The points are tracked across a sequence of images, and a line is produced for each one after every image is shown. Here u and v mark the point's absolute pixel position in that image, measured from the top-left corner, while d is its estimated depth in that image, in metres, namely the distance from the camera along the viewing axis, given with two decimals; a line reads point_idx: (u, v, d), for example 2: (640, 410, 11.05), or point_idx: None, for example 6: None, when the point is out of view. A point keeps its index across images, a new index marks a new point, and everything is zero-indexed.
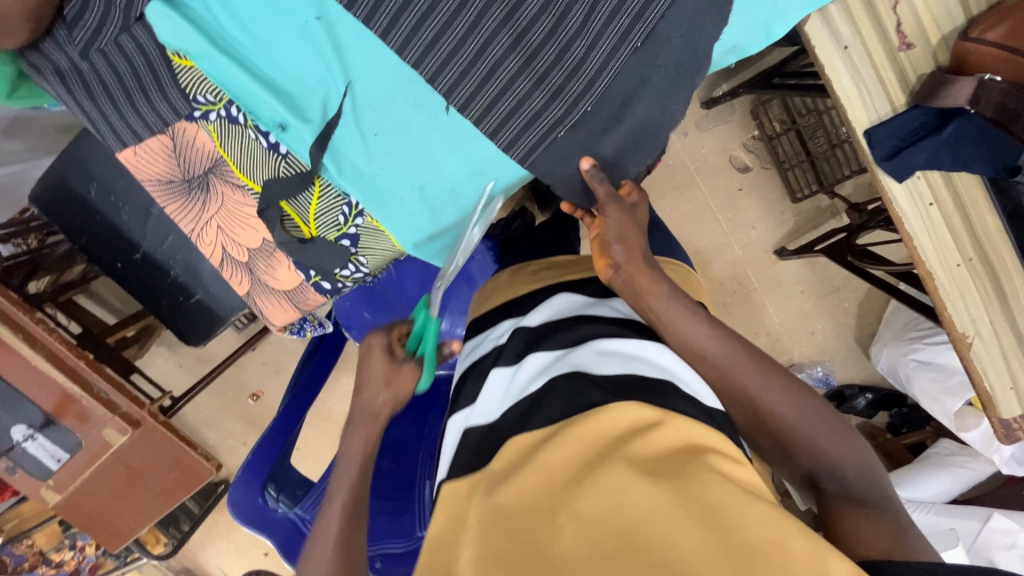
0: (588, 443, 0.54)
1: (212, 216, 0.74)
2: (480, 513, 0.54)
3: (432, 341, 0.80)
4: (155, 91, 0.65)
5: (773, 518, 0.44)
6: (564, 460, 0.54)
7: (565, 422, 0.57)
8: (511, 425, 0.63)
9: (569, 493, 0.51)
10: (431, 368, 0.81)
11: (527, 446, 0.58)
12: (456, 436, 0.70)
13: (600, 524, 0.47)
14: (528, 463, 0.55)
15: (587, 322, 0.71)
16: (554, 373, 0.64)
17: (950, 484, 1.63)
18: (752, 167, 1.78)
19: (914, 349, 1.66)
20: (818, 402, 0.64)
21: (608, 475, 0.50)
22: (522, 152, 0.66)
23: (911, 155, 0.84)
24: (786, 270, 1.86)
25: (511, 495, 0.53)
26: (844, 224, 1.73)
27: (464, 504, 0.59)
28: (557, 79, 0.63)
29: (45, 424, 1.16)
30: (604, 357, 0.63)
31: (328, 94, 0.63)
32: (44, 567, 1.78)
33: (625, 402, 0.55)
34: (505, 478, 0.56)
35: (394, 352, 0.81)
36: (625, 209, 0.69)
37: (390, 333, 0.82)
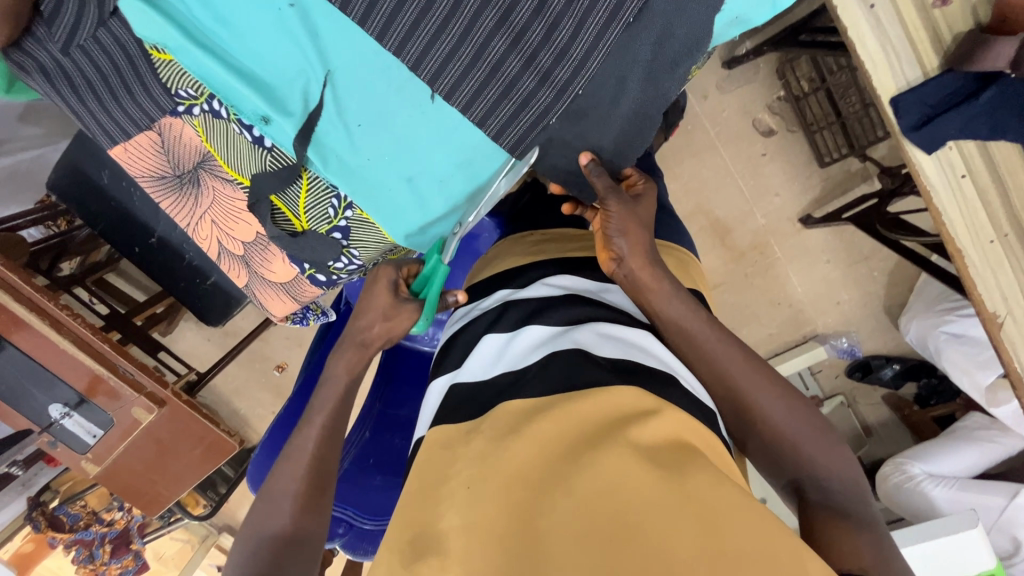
0: (591, 421, 0.55)
1: (205, 210, 0.77)
2: (471, 478, 0.54)
3: (437, 286, 0.73)
4: (137, 88, 0.64)
5: (761, 522, 0.46)
6: (562, 437, 0.54)
7: (567, 396, 0.57)
8: (498, 392, 0.64)
9: (566, 468, 0.51)
10: (430, 312, 0.73)
11: (522, 411, 0.58)
12: (439, 396, 0.71)
13: (595, 500, 0.47)
14: (520, 433, 0.55)
15: (584, 304, 0.70)
16: (555, 348, 0.64)
17: (976, 459, 1.58)
18: (777, 130, 1.68)
19: (946, 321, 1.57)
20: (810, 409, 0.63)
21: (608, 455, 0.50)
22: (511, 141, 0.64)
23: (942, 124, 0.78)
24: (811, 238, 1.77)
25: (504, 466, 0.53)
26: (876, 189, 1.63)
27: (444, 464, 0.58)
28: (547, 62, 0.59)
29: (79, 402, 1.24)
30: (605, 340, 0.64)
31: (308, 84, 0.61)
32: (97, 526, 1.86)
33: (627, 389, 0.56)
34: (501, 444, 0.55)
35: (399, 292, 0.72)
36: (628, 201, 0.68)
37: (398, 270, 0.73)
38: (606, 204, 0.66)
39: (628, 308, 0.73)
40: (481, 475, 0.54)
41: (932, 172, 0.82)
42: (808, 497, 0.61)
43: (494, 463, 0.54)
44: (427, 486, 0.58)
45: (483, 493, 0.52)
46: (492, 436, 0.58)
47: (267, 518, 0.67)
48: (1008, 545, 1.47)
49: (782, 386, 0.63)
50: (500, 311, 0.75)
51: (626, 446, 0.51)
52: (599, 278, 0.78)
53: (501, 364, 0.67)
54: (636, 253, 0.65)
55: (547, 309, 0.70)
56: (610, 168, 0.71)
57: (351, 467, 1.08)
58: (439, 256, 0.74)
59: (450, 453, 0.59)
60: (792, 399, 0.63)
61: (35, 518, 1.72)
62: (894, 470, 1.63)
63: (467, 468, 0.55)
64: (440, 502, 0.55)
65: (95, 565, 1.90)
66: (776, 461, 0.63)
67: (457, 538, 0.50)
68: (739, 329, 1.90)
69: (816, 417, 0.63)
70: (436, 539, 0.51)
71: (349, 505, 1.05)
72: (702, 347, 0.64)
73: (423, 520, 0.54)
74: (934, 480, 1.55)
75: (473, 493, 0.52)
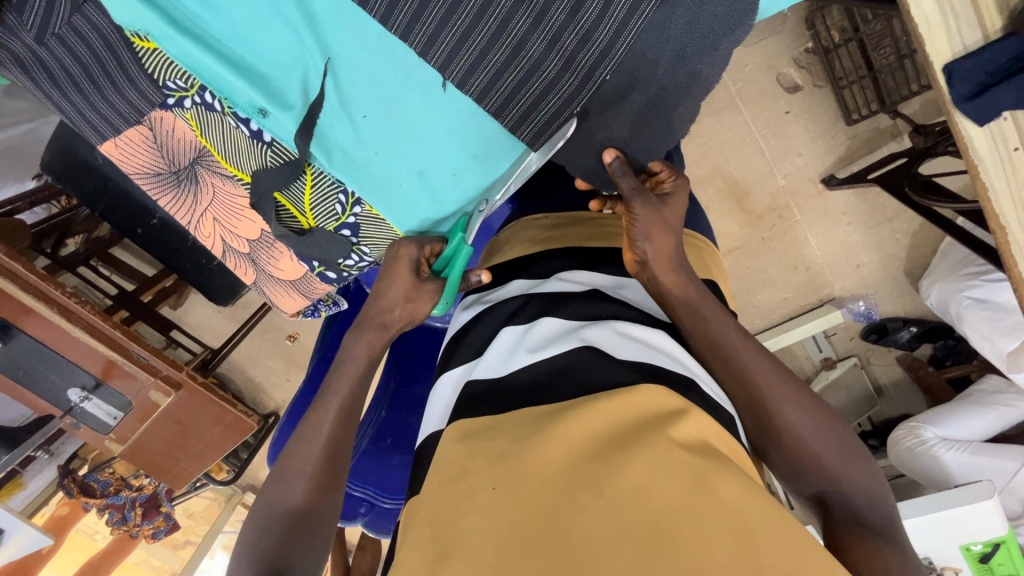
0: (617, 423, 0.52)
1: (206, 208, 0.73)
2: (492, 478, 0.51)
3: (461, 268, 0.67)
4: (122, 80, 0.59)
5: (791, 532, 0.44)
6: (591, 436, 0.51)
7: (591, 397, 0.54)
8: (516, 389, 0.59)
9: (596, 470, 0.48)
10: (452, 295, 0.68)
11: (544, 411, 0.55)
12: (449, 394, 0.66)
13: (626, 503, 0.45)
14: (550, 433, 0.51)
15: (602, 300, 0.67)
16: (565, 347, 0.60)
17: (992, 423, 1.57)
18: (802, 86, 1.58)
19: (970, 286, 1.53)
20: (837, 418, 0.61)
21: (641, 459, 0.47)
22: (529, 133, 0.60)
23: (998, 96, 0.72)
24: (833, 200, 1.70)
25: (530, 466, 0.50)
26: (907, 147, 1.54)
27: (460, 457, 0.55)
28: (570, 44, 0.53)
29: (97, 385, 1.24)
30: (625, 340, 0.60)
31: (307, 73, 0.56)
32: (127, 491, 1.84)
33: (654, 388, 0.53)
34: (520, 444, 0.52)
35: (420, 271, 0.66)
36: (653, 203, 0.64)
37: (421, 249, 0.66)
38: (630, 205, 0.63)
39: (648, 306, 0.69)
40: (502, 473, 0.51)
41: (984, 146, 0.78)
42: (831, 510, 0.58)
43: (517, 464, 0.50)
44: (443, 480, 0.55)
45: (505, 493, 0.49)
46: (514, 434, 0.54)
47: (278, 494, 0.61)
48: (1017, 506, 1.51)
49: (808, 395, 0.60)
50: (518, 303, 0.70)
51: (660, 448, 0.48)
52: (615, 271, 0.74)
53: (520, 354, 0.62)
54: (662, 262, 0.63)
55: (566, 301, 0.67)
56: (636, 165, 0.67)
57: (367, 447, 1.09)
58: (462, 235, 0.68)
59: (465, 446, 0.56)
60: (819, 409, 0.60)
61: (66, 485, 1.71)
62: (907, 434, 1.62)
63: (487, 465, 0.52)
64: (458, 497, 0.51)
65: (127, 528, 1.87)
66: (800, 474, 0.60)
67: (478, 536, 0.47)
68: (754, 293, 1.87)
69: (843, 428, 0.61)
70: (455, 537, 0.48)
71: (369, 486, 1.07)
72: (730, 354, 0.61)
73: (438, 516, 0.51)
74: (948, 444, 1.55)
75: (497, 495, 0.49)
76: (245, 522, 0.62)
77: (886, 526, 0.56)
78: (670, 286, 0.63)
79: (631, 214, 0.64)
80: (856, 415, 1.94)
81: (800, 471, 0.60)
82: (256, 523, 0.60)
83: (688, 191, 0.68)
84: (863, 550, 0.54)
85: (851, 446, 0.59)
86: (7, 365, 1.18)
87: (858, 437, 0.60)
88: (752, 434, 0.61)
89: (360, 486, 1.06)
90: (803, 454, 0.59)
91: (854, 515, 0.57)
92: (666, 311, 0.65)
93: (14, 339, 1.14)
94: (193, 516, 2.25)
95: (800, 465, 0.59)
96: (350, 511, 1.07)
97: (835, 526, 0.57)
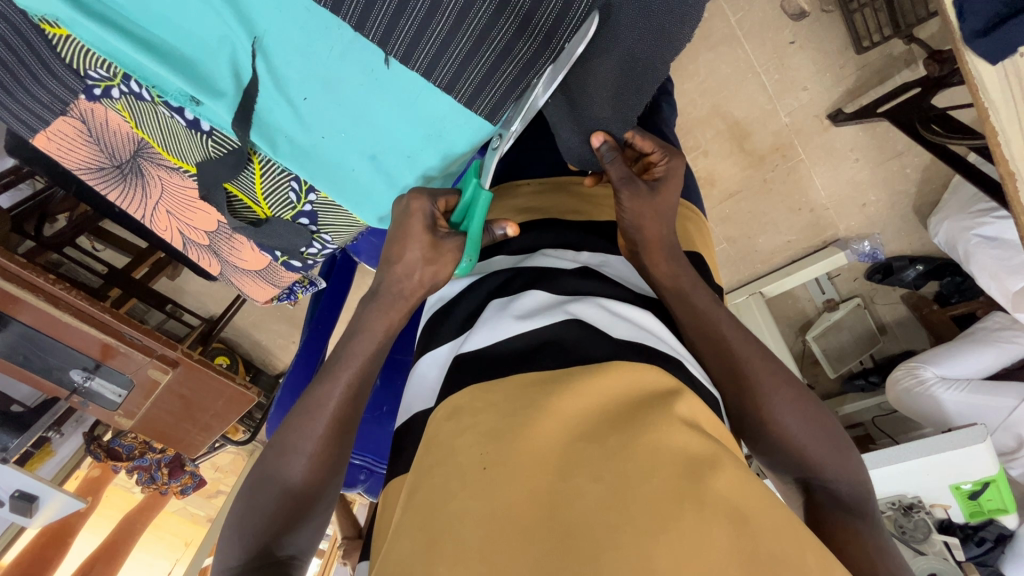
0: (609, 399, 0.46)
1: (157, 200, 0.73)
2: (483, 457, 0.42)
3: (481, 219, 0.58)
4: (39, 69, 0.54)
5: (788, 520, 0.39)
6: (587, 413, 0.45)
7: (582, 369, 0.48)
8: (499, 362, 0.52)
9: (593, 452, 0.41)
10: (475, 249, 0.60)
11: (534, 380, 0.48)
12: (434, 374, 0.59)
13: (629, 486, 0.39)
14: (543, 408, 0.44)
15: (592, 278, 0.61)
16: (550, 320, 0.54)
17: (993, 360, 1.55)
18: (809, 11, 1.43)
19: (980, 223, 1.48)
20: (819, 404, 0.61)
21: (640, 441, 0.41)
22: (487, 108, 0.55)
23: (1008, 33, 0.75)
24: (840, 136, 1.59)
25: (522, 444, 0.42)
26: (922, 76, 1.41)
27: (446, 437, 0.46)
28: (523, 5, 0.48)
29: (97, 367, 1.27)
30: (605, 313, 0.55)
31: (235, 54, 0.50)
32: (152, 453, 1.84)
33: (644, 365, 0.49)
34: (511, 419, 0.44)
35: (436, 227, 0.59)
36: (644, 192, 0.62)
37: (435, 202, 0.59)
38: (617, 195, 0.62)
39: (636, 284, 0.66)
40: (495, 450, 0.42)
41: (993, 85, 0.82)
42: (815, 496, 0.58)
43: (510, 440, 0.42)
44: (430, 461, 0.45)
45: (500, 472, 0.41)
46: (503, 405, 0.46)
47: (278, 466, 0.58)
48: (1012, 442, 1.50)
49: (796, 387, 0.60)
50: (506, 275, 0.64)
51: (661, 429, 0.42)
52: (600, 247, 0.69)
53: (508, 321, 0.55)
54: (653, 248, 0.62)
55: (555, 275, 0.61)
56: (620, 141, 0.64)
57: (366, 416, 0.98)
58: (478, 180, 0.59)
59: (452, 424, 0.47)
60: (803, 396, 0.60)
61: (93, 450, 1.74)
62: (906, 374, 1.61)
63: (473, 443, 0.44)
64: (443, 479, 0.42)
65: (156, 486, 1.91)
66: (787, 460, 0.60)
67: (467, 523, 0.39)
68: (755, 238, 1.83)
69: (823, 412, 0.61)
70: (442, 520, 0.40)
71: (371, 456, 1.00)
72: (721, 341, 0.60)
73: (423, 489, 0.43)
74: (946, 383, 1.54)
75: (489, 478, 0.41)
76: (240, 489, 0.60)
77: (865, 508, 0.57)
78: (662, 274, 0.62)
79: (618, 203, 0.63)
80: (856, 353, 1.93)
81: (784, 457, 0.60)
82: (251, 492, 0.58)
83: (682, 170, 0.66)
84: (846, 533, 0.54)
85: (830, 433, 0.60)
86: (7, 351, 1.21)
87: (837, 421, 0.61)
88: (735, 419, 0.60)
89: (361, 456, 0.99)
90: (788, 443, 0.59)
91: (836, 500, 0.57)
92: (652, 286, 0.63)
93: (8, 326, 1.16)
94: (220, 468, 2.23)
95: (783, 450, 0.59)
96: (351, 479, 1.02)
97: (818, 511, 0.57)
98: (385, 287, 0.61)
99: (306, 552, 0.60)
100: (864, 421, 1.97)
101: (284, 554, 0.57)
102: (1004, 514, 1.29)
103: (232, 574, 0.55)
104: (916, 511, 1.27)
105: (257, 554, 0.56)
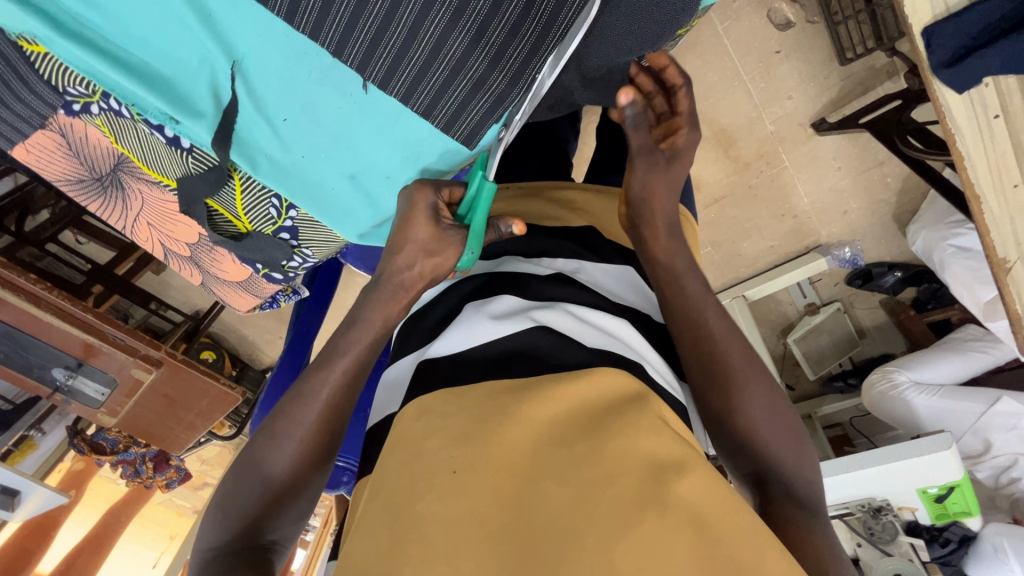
0: (580, 405, 0.48)
1: (138, 212, 0.74)
2: (453, 460, 0.43)
3: (487, 210, 0.58)
4: (16, 84, 0.54)
5: (748, 522, 0.41)
6: (557, 418, 0.46)
7: (557, 377, 0.49)
8: (480, 366, 0.52)
9: (562, 456, 0.43)
10: (477, 243, 0.59)
11: (506, 386, 0.49)
12: (406, 376, 0.59)
13: (593, 492, 0.40)
14: (513, 414, 0.45)
15: (566, 285, 0.62)
16: (515, 329, 0.54)
17: (961, 367, 1.60)
18: (796, 21, 1.43)
19: (954, 234, 1.52)
20: (791, 420, 0.63)
21: (608, 449, 0.43)
22: (463, 133, 0.55)
23: (979, 64, 0.76)
24: (824, 145, 1.61)
25: (493, 448, 0.43)
26: (904, 89, 1.43)
27: (418, 437, 0.47)
28: (498, 39, 0.48)
29: (80, 365, 1.27)
30: (579, 323, 0.56)
31: (215, 75, 0.51)
32: (137, 447, 1.84)
33: (617, 373, 0.50)
34: (483, 423, 0.45)
35: (441, 217, 0.58)
36: (660, 165, 0.65)
37: (439, 191, 0.57)
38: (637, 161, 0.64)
39: (614, 292, 0.66)
40: (465, 454, 0.43)
41: (962, 113, 0.83)
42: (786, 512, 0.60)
43: (479, 444, 0.43)
44: (402, 462, 0.45)
45: (468, 476, 0.41)
46: (474, 411, 0.47)
47: (266, 454, 0.58)
48: (979, 447, 1.57)
49: (770, 405, 0.61)
50: (481, 281, 0.64)
51: (628, 437, 0.44)
52: (574, 251, 0.69)
53: (482, 323, 0.56)
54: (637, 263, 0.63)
55: (526, 282, 0.62)
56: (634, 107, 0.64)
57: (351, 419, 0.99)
58: (484, 173, 0.58)
59: (422, 424, 0.48)
60: (774, 412, 0.61)
61: (77, 444, 1.71)
62: (881, 378, 1.65)
63: (444, 446, 0.44)
64: (412, 480, 0.43)
65: (142, 480, 1.92)
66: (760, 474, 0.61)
67: (432, 525, 0.40)
68: (739, 242, 1.85)
69: (794, 427, 0.63)
70: (408, 520, 0.40)
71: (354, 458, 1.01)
72: (697, 355, 0.61)
73: (390, 488, 0.44)
74: (920, 388, 1.58)
75: (459, 481, 0.41)
76: (227, 470, 0.60)
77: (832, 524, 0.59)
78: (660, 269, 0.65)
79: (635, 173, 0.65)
80: (836, 356, 1.97)
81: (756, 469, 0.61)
82: (237, 474, 0.59)
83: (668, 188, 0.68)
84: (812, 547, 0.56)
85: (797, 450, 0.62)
86: None
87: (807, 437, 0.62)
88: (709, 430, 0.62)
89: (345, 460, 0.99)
90: (759, 457, 0.61)
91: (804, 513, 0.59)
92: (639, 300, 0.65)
93: None
94: (206, 461, 2.23)
95: (753, 463, 0.61)
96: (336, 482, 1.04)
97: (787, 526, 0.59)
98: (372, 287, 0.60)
99: (287, 538, 0.61)
100: (842, 421, 2.05)
101: (266, 539, 0.58)
102: (967, 517, 1.33)
103: (213, 554, 0.55)
104: (885, 514, 1.31)
105: (238, 536, 0.56)
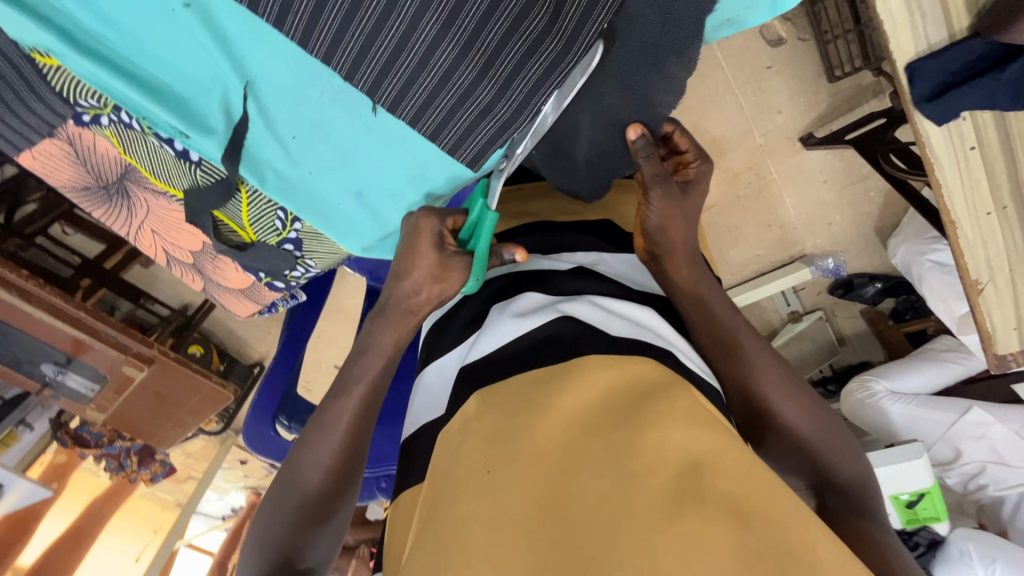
0: (612, 394, 0.49)
1: (142, 220, 0.75)
2: (486, 460, 0.45)
3: (487, 240, 0.60)
4: (27, 94, 0.55)
5: (795, 508, 0.40)
6: (586, 408, 0.47)
7: (580, 363, 0.51)
8: (502, 365, 0.55)
9: (598, 447, 0.44)
10: (482, 269, 0.61)
11: (535, 378, 0.52)
12: (443, 383, 0.61)
13: (628, 483, 0.41)
14: (545, 408, 0.47)
15: (586, 277, 0.64)
16: (544, 319, 0.57)
17: (939, 376, 1.65)
18: (786, 39, 1.47)
19: (933, 249, 1.58)
20: (796, 429, 0.65)
21: (643, 438, 0.43)
22: (468, 155, 0.57)
23: (958, 98, 0.79)
24: (810, 158, 1.65)
25: (526, 442, 0.45)
26: (888, 108, 1.47)
27: (452, 447, 0.49)
28: (505, 70, 0.50)
29: (69, 361, 1.27)
30: (602, 312, 0.58)
31: (227, 94, 0.52)
32: (120, 441, 1.82)
33: (645, 363, 0.51)
34: (516, 420, 0.47)
35: (444, 245, 0.60)
36: (673, 194, 0.65)
37: (443, 220, 0.60)
38: (649, 194, 0.64)
39: (633, 280, 0.69)
40: (498, 454, 0.45)
41: (941, 145, 0.86)
42: None
43: (515, 442, 0.45)
44: (441, 472, 0.48)
45: (502, 475, 0.43)
46: (505, 409, 0.49)
47: (301, 471, 0.61)
48: (950, 454, 1.63)
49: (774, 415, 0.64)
50: (502, 283, 0.67)
51: (665, 427, 0.44)
52: (591, 245, 0.71)
53: (507, 322, 0.58)
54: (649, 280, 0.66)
55: (551, 277, 0.64)
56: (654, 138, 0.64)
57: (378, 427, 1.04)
58: (484, 201, 0.61)
59: (462, 435, 0.50)
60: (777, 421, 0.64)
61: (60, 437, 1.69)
62: (859, 387, 1.70)
63: (478, 448, 0.46)
64: (452, 483, 0.45)
65: (126, 474, 1.91)
66: None
67: (473, 522, 0.41)
68: (726, 250, 1.89)
69: (797, 436, 0.66)
70: (450, 522, 0.42)
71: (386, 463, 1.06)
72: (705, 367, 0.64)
73: (435, 497, 0.46)
74: (895, 398, 1.63)
75: (494, 479, 0.43)
76: (269, 492, 0.64)
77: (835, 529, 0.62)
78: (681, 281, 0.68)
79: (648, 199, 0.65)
80: (817, 362, 2.03)
81: None
82: (278, 494, 0.62)
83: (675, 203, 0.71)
84: None
85: (795, 459, 0.65)
86: None
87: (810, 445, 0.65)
88: None
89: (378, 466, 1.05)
90: None
91: None
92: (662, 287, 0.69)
93: None
94: None
95: None
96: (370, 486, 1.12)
97: None
98: (394, 302, 0.63)
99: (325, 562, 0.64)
100: None
101: (304, 565, 0.62)
102: (936, 522, 1.39)
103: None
104: None
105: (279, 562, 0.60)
